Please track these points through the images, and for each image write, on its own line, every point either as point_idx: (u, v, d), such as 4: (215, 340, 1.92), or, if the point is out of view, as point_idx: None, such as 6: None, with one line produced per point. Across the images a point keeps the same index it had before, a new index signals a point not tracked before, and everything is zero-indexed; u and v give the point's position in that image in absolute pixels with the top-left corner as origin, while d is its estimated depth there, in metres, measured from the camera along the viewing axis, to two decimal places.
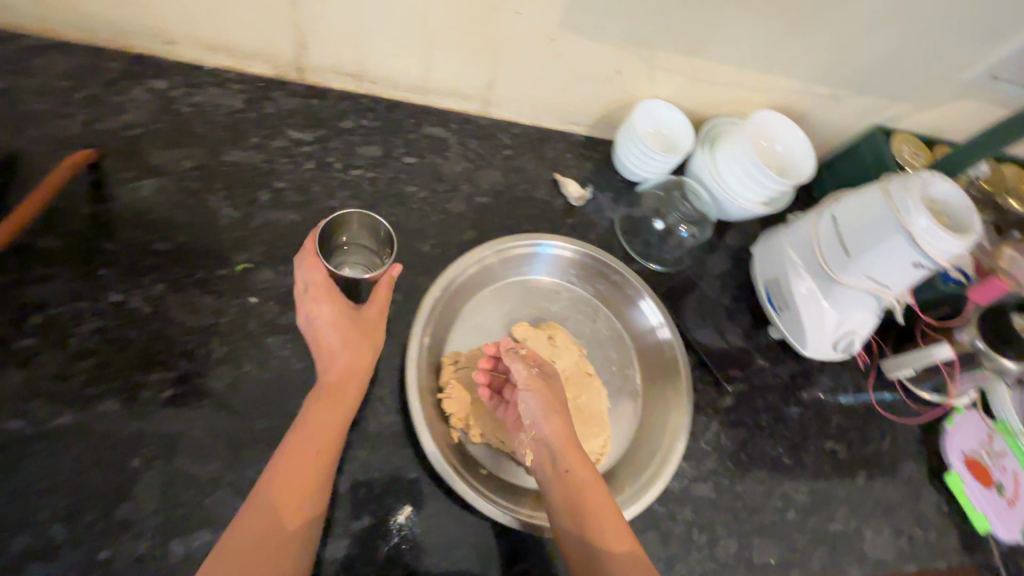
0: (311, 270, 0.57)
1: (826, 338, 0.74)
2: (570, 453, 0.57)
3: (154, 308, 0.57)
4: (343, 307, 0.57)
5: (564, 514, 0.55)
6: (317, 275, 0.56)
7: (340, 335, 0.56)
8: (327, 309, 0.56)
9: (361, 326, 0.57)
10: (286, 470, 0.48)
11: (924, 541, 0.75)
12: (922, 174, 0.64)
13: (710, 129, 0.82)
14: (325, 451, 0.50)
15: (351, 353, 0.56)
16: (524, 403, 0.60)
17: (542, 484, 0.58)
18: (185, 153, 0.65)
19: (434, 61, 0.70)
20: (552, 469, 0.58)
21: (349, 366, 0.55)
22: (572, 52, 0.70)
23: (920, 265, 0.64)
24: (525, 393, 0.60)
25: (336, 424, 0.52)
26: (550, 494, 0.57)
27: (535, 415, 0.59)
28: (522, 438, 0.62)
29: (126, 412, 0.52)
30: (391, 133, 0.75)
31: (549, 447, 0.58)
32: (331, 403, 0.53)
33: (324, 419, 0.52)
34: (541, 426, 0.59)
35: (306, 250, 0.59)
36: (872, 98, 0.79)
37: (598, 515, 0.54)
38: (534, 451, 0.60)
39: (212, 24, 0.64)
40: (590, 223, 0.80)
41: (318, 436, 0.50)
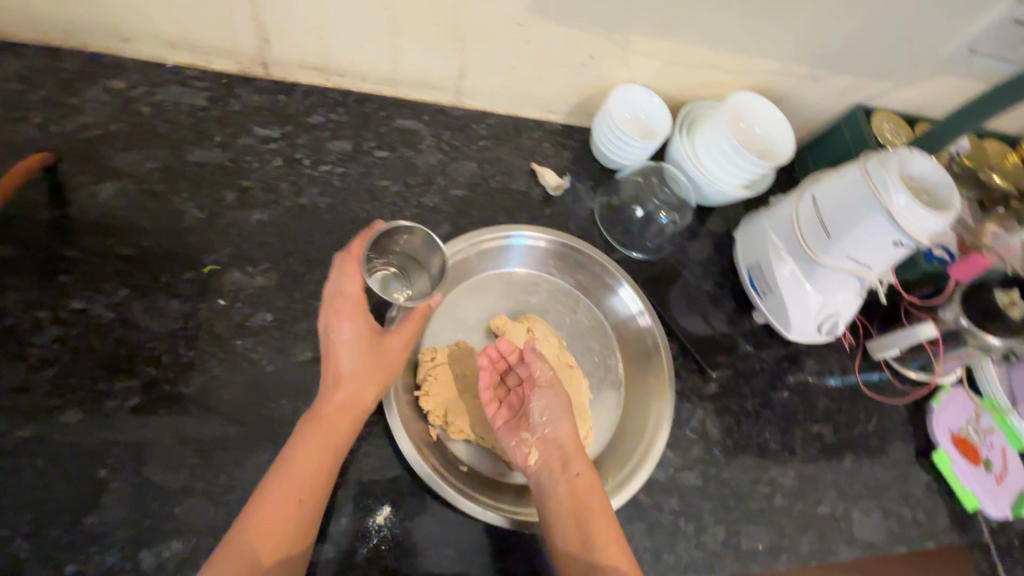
0: (348, 279, 0.55)
1: (809, 320, 0.74)
2: (580, 459, 0.60)
3: (118, 315, 0.56)
4: (368, 331, 0.55)
5: (573, 515, 0.56)
6: (353, 287, 0.54)
7: (358, 362, 0.54)
8: (352, 328, 0.54)
9: (377, 358, 0.55)
10: (270, 512, 0.46)
11: (913, 520, 0.74)
12: (901, 151, 0.63)
13: (688, 112, 0.80)
14: (305, 500, 0.48)
15: (358, 385, 0.54)
16: (545, 402, 0.62)
17: (547, 485, 0.59)
18: (146, 154, 0.64)
19: (402, 51, 0.68)
20: (561, 471, 0.59)
21: (350, 398, 0.53)
22: (542, 38, 0.68)
23: (901, 243, 0.63)
24: (548, 392, 0.63)
25: (326, 460, 0.50)
26: (561, 494, 0.58)
27: (556, 415, 0.62)
28: (524, 437, 0.61)
29: (92, 422, 0.51)
30: (362, 127, 0.73)
31: (562, 449, 0.61)
32: (321, 439, 0.50)
33: (313, 453, 0.49)
34: (558, 426, 0.61)
35: (349, 252, 0.56)
36: (852, 76, 0.78)
37: (601, 522, 0.56)
38: (541, 452, 0.61)
39: (168, 19, 0.62)
40: (568, 213, 0.79)
41: (307, 467, 0.49)
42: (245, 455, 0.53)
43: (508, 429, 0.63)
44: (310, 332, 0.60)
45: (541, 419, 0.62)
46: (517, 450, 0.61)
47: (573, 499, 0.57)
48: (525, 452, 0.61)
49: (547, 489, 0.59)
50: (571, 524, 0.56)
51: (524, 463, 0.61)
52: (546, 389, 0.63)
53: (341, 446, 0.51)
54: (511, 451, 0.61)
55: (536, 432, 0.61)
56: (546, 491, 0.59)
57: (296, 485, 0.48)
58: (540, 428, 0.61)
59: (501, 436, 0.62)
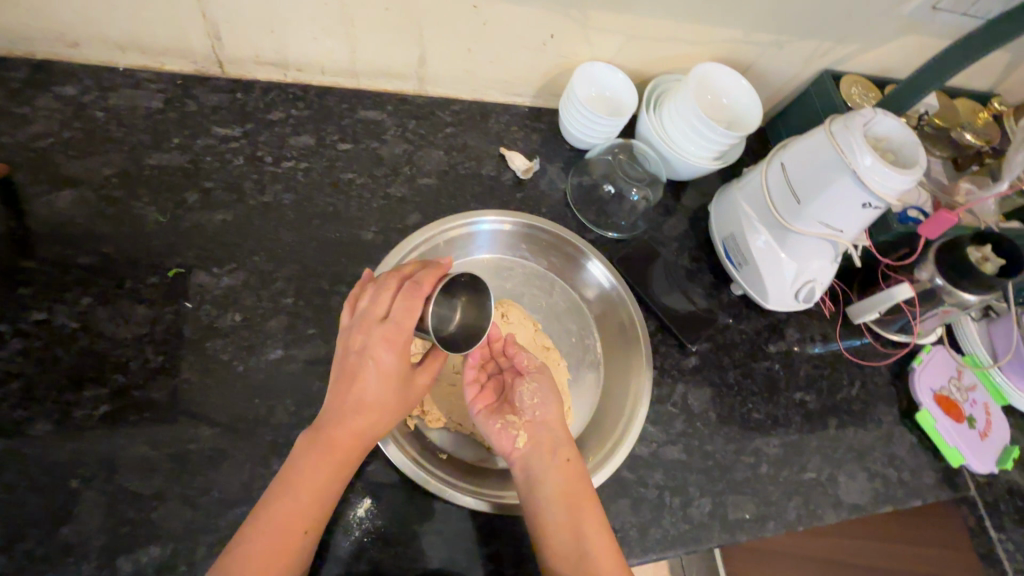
0: (408, 313, 0.50)
1: (784, 289, 0.73)
2: (567, 443, 0.60)
3: (82, 324, 0.55)
4: (403, 366, 0.51)
5: (565, 495, 0.56)
6: (409, 323, 0.50)
7: (384, 394, 0.51)
8: (393, 361, 0.50)
9: (402, 397, 0.52)
10: (271, 538, 0.45)
11: (899, 481, 0.75)
12: (866, 111, 0.63)
13: (655, 86, 0.79)
14: (310, 530, 0.47)
15: (379, 417, 0.51)
16: (536, 384, 0.63)
17: (535, 466, 0.59)
18: (102, 160, 0.63)
19: (358, 42, 0.67)
20: (550, 455, 0.59)
21: (363, 431, 0.50)
22: (498, 18, 0.66)
23: (869, 204, 0.62)
24: (540, 375, 0.63)
25: (330, 485, 0.48)
26: (552, 476, 0.58)
27: (547, 397, 0.62)
28: (511, 420, 0.61)
29: (61, 433, 0.51)
30: (324, 120, 0.72)
31: (552, 431, 0.61)
32: (327, 469, 0.48)
33: (317, 474, 0.48)
34: (549, 408, 0.62)
35: (421, 282, 0.52)
36: (817, 41, 0.77)
37: (591, 504, 0.56)
38: (529, 433, 0.61)
39: (114, 22, 0.61)
40: (540, 195, 0.78)
41: (310, 487, 0.47)
42: (219, 456, 0.53)
43: (492, 413, 0.62)
44: (281, 330, 0.60)
45: (532, 401, 0.62)
46: (503, 433, 0.60)
47: (564, 481, 0.57)
48: (512, 434, 0.60)
49: (535, 471, 0.58)
50: (562, 506, 0.56)
51: (511, 445, 0.60)
52: (539, 372, 0.64)
53: (342, 473, 0.49)
54: (496, 434, 0.61)
55: (525, 414, 0.61)
56: (534, 473, 0.58)
57: (297, 515, 0.46)
58: (530, 411, 0.62)
59: (485, 419, 0.61)
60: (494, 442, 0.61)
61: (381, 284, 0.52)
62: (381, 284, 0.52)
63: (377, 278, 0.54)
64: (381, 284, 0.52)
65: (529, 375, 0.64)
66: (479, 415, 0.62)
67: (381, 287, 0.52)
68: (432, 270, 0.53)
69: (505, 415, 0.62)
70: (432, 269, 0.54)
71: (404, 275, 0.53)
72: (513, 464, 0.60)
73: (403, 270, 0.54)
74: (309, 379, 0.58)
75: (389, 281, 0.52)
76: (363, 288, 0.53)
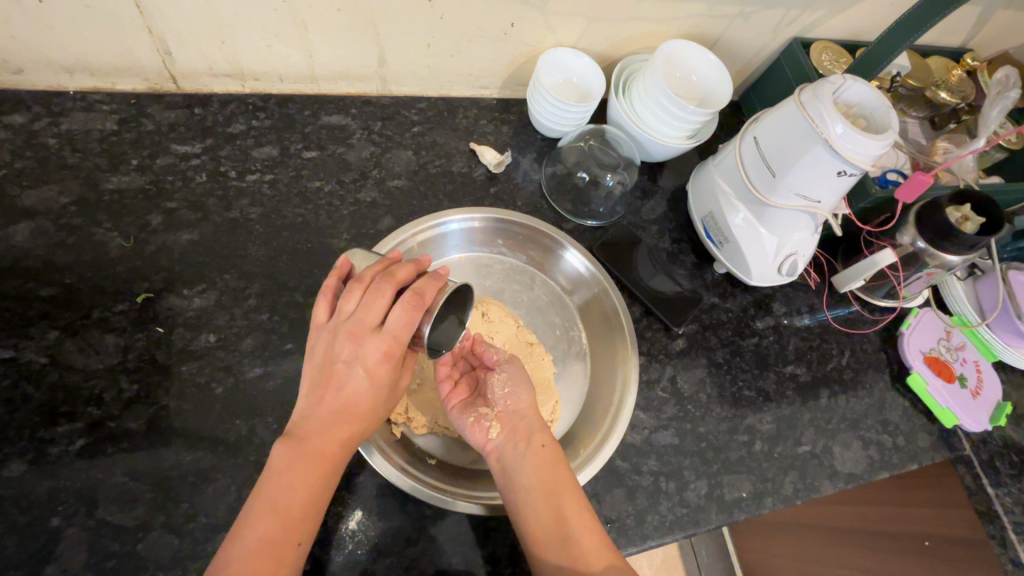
0: (407, 326, 0.49)
1: (766, 264, 0.73)
2: (542, 429, 0.61)
3: (52, 359, 0.54)
4: (394, 375, 0.51)
5: (541, 481, 0.57)
6: (406, 335, 0.49)
7: (373, 403, 0.50)
8: (386, 372, 0.50)
9: (387, 403, 0.52)
10: (261, 552, 0.44)
11: (894, 447, 0.75)
12: (836, 79, 0.61)
13: (623, 69, 0.77)
14: (304, 542, 0.46)
15: (366, 424, 0.50)
16: (507, 375, 0.64)
17: (509, 455, 0.59)
18: (58, 188, 0.61)
19: (314, 46, 0.66)
20: (525, 442, 0.60)
21: (348, 440, 0.49)
22: (456, 11, 0.65)
23: (844, 172, 0.61)
24: (512, 366, 0.64)
25: (317, 494, 0.48)
26: (527, 462, 0.58)
27: (518, 386, 0.63)
28: (485, 412, 0.61)
29: (38, 471, 0.50)
30: (286, 129, 0.71)
31: (525, 418, 0.61)
32: (314, 480, 0.47)
33: (303, 485, 0.47)
34: (521, 397, 0.62)
35: (423, 294, 0.50)
36: (784, 10, 0.75)
37: (569, 486, 0.57)
38: (501, 424, 0.61)
39: (55, 43, 0.59)
40: (514, 188, 0.77)
41: (296, 499, 0.46)
42: (202, 481, 0.52)
43: (466, 408, 0.63)
44: (256, 348, 0.59)
45: (503, 392, 0.62)
46: (476, 426, 0.61)
47: (540, 467, 0.58)
48: (485, 426, 0.61)
49: (511, 460, 0.59)
50: (540, 492, 0.56)
51: (485, 437, 0.61)
52: (510, 363, 0.64)
53: (328, 483, 0.48)
54: (469, 428, 0.61)
55: (498, 406, 0.62)
56: (510, 462, 0.59)
57: (288, 529, 0.45)
58: (502, 400, 0.62)
59: (459, 414, 0.62)
60: (469, 437, 0.62)
61: (372, 288, 0.49)
62: (373, 290, 0.49)
63: (364, 279, 0.50)
64: (372, 289, 0.49)
65: (502, 367, 0.64)
66: (453, 410, 0.63)
67: (374, 293, 0.49)
68: (430, 279, 0.51)
69: (478, 408, 0.62)
70: (430, 277, 0.52)
71: (401, 280, 0.50)
72: (488, 456, 0.60)
73: (396, 273, 0.50)
74: (289, 396, 0.57)
75: (384, 287, 0.49)
76: (347, 288, 0.50)
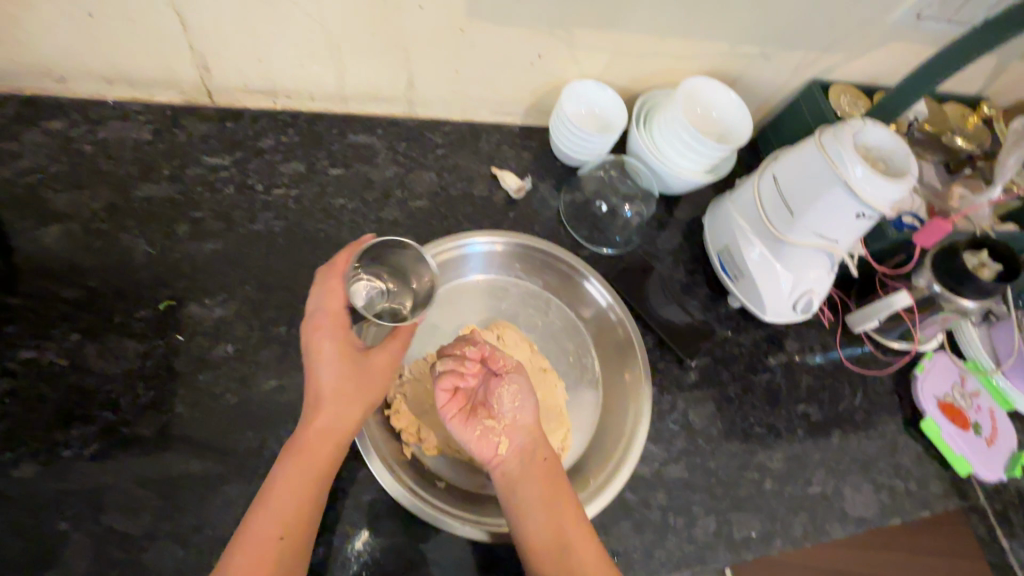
0: (330, 295, 0.53)
1: (782, 300, 0.73)
2: (543, 445, 0.61)
3: (71, 362, 0.54)
4: (347, 348, 0.53)
5: (543, 499, 0.57)
6: (332, 302, 0.53)
7: (336, 380, 0.52)
8: (332, 346, 0.52)
9: (360, 383, 0.53)
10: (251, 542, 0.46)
11: (906, 492, 0.74)
12: (854, 122, 0.63)
13: (643, 103, 0.79)
14: (287, 535, 0.47)
15: (341, 409, 0.52)
16: (515, 387, 0.62)
17: (516, 472, 0.59)
18: (90, 194, 0.63)
19: (346, 67, 0.67)
20: (530, 458, 0.59)
21: (325, 428, 0.51)
22: (484, 41, 0.67)
23: (863, 214, 0.62)
24: (520, 378, 0.62)
25: (303, 488, 0.49)
26: (533, 480, 0.58)
27: (527, 401, 0.62)
28: (490, 426, 0.60)
29: (50, 473, 0.50)
30: (314, 145, 0.72)
31: (531, 433, 0.61)
32: (300, 474, 0.49)
33: (289, 479, 0.49)
34: (529, 412, 0.61)
35: (335, 265, 0.55)
36: (804, 51, 0.77)
37: (570, 504, 0.57)
38: (509, 439, 0.60)
39: (99, 55, 0.61)
40: (533, 214, 0.78)
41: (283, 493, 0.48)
42: (210, 493, 0.52)
43: (469, 419, 0.61)
44: (272, 360, 0.59)
45: (512, 405, 0.61)
46: (484, 440, 0.60)
47: (545, 485, 0.58)
48: (493, 442, 0.60)
49: (516, 477, 0.59)
50: (542, 511, 0.56)
51: (492, 452, 0.60)
52: (518, 375, 0.62)
53: (315, 477, 0.50)
54: (475, 442, 0.60)
55: (504, 419, 0.61)
56: (516, 479, 0.59)
57: (275, 522, 0.47)
58: (509, 414, 0.61)
59: (463, 427, 0.60)
60: (474, 449, 0.60)
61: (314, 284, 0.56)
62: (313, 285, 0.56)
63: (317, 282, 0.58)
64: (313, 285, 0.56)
65: (508, 377, 0.62)
66: (454, 421, 0.60)
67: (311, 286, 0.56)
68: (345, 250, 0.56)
69: (483, 420, 0.61)
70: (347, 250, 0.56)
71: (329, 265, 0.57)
72: (493, 470, 0.60)
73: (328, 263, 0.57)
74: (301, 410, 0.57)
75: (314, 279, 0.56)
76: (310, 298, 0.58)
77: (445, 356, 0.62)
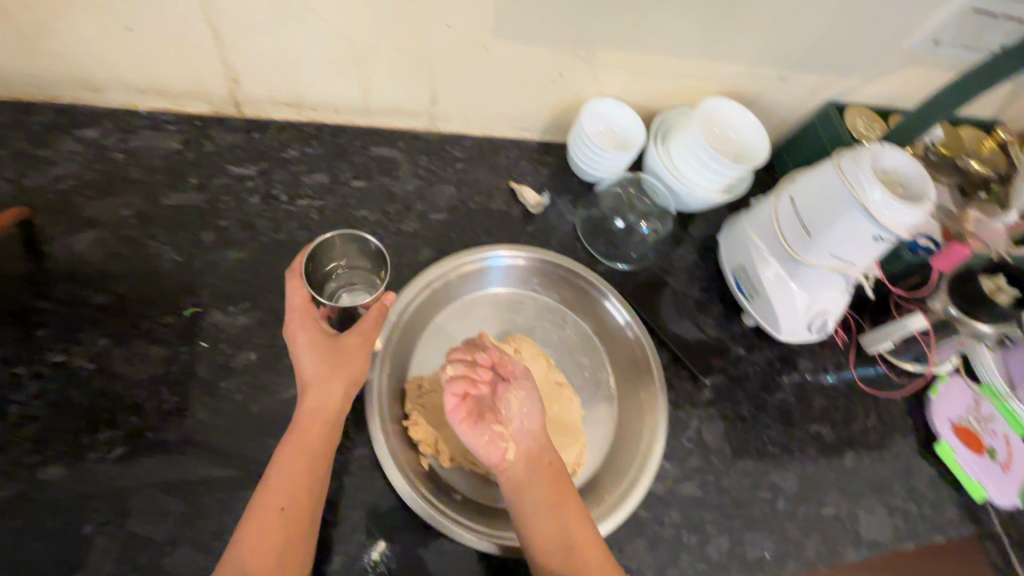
0: (294, 294, 0.55)
1: (798, 320, 0.73)
2: (549, 450, 0.61)
3: (99, 366, 0.55)
4: (320, 336, 0.55)
5: (551, 505, 0.57)
6: (297, 298, 0.55)
7: (314, 366, 0.54)
8: (305, 336, 0.55)
9: (338, 365, 0.54)
10: (257, 518, 0.48)
11: (920, 516, 0.73)
12: (872, 146, 0.63)
13: (660, 123, 0.81)
14: (287, 508, 0.49)
15: (323, 390, 0.54)
16: (523, 393, 0.61)
17: (523, 478, 0.59)
18: (121, 201, 0.64)
19: (372, 82, 0.69)
20: (537, 463, 0.59)
21: (311, 406, 0.54)
22: (507, 59, 0.68)
23: (880, 237, 0.62)
24: (528, 383, 0.62)
25: (301, 464, 0.51)
26: (540, 486, 0.58)
27: (535, 406, 0.61)
28: (498, 431, 0.59)
29: (76, 476, 0.51)
30: (337, 158, 0.74)
31: (538, 439, 0.60)
32: (296, 452, 0.51)
33: (288, 456, 0.51)
34: (537, 417, 0.61)
35: (293, 266, 0.56)
36: (821, 74, 0.78)
37: (577, 509, 0.58)
38: (517, 444, 0.59)
39: (134, 66, 0.62)
40: (550, 228, 0.79)
41: (283, 471, 0.50)
42: (231, 499, 0.52)
43: (476, 424, 0.59)
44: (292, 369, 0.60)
45: (520, 411, 0.60)
46: (492, 445, 0.58)
47: (552, 491, 0.58)
48: (501, 447, 0.59)
49: (524, 483, 0.58)
50: (550, 517, 0.57)
51: (500, 457, 0.59)
52: (526, 381, 0.62)
53: (312, 453, 0.52)
54: (484, 447, 0.58)
55: (512, 424, 0.60)
56: (523, 485, 0.58)
57: (277, 494, 0.49)
58: (517, 420, 0.60)
59: (471, 432, 0.58)
60: (481, 454, 0.59)
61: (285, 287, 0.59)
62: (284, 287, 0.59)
63: None
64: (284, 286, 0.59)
65: (515, 383, 0.62)
66: (462, 426, 0.58)
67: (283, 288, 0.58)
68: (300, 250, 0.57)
69: (490, 424, 0.59)
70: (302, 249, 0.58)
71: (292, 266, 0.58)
72: (499, 475, 0.59)
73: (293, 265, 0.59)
74: None
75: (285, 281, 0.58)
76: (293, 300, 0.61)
77: (456, 362, 0.62)
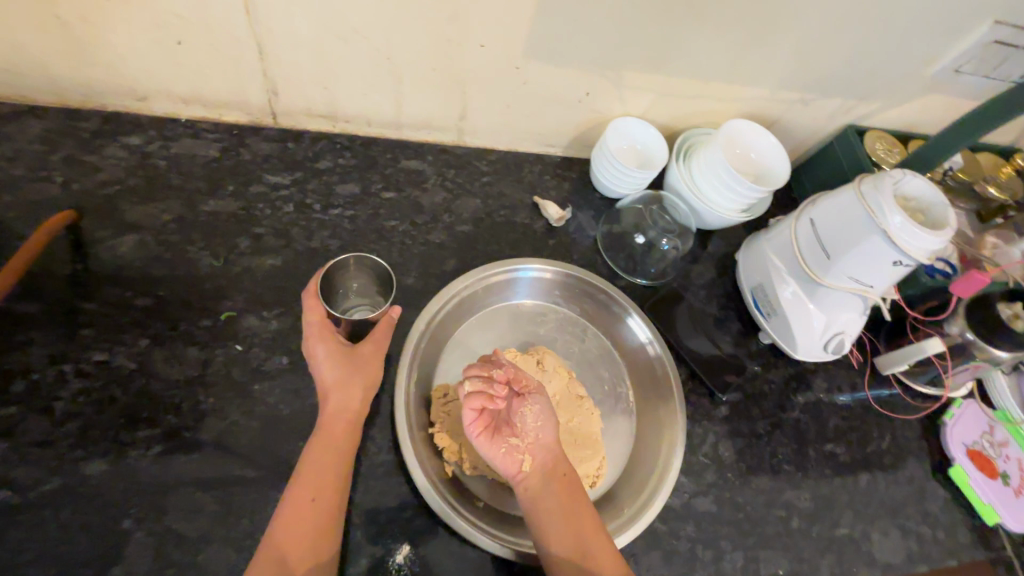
0: (310, 310, 0.58)
1: (816, 340, 0.74)
2: (563, 460, 0.62)
3: (139, 366, 0.57)
4: (338, 346, 0.57)
5: (565, 514, 0.58)
6: (313, 314, 0.57)
7: (335, 371, 0.56)
8: (321, 348, 0.57)
9: (357, 371, 0.57)
10: (290, 507, 0.50)
11: (933, 539, 0.74)
12: (893, 172, 0.65)
13: (684, 141, 0.82)
14: (319, 497, 0.51)
15: (343, 393, 0.56)
16: (537, 406, 0.63)
17: (538, 489, 0.60)
18: (162, 207, 0.66)
19: (405, 98, 0.71)
20: (551, 474, 0.61)
21: (334, 406, 0.56)
22: (537, 78, 0.70)
23: (898, 261, 0.63)
24: (542, 397, 0.64)
25: (332, 458, 0.53)
26: (555, 496, 0.60)
27: (548, 419, 0.63)
28: (514, 444, 0.61)
29: (117, 473, 0.52)
30: (367, 169, 0.76)
31: (552, 451, 0.62)
32: (325, 448, 0.53)
33: (319, 449, 0.53)
34: (550, 430, 0.63)
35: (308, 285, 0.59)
36: (842, 99, 0.79)
37: (591, 517, 0.59)
38: (531, 456, 0.61)
39: (180, 77, 0.65)
40: (571, 242, 0.81)
41: (315, 463, 0.52)
42: (263, 500, 0.54)
43: (493, 437, 0.61)
44: None
45: (534, 424, 0.62)
46: (509, 457, 0.60)
47: (566, 500, 0.59)
48: (517, 459, 0.60)
49: (539, 493, 0.60)
50: (564, 524, 0.58)
51: (516, 469, 0.60)
52: (540, 395, 0.64)
53: (339, 447, 0.54)
54: (501, 458, 0.60)
55: (527, 437, 0.62)
56: (538, 495, 0.60)
57: (310, 484, 0.51)
58: (532, 432, 0.62)
59: (489, 444, 0.60)
60: (498, 466, 0.60)
61: None
62: None
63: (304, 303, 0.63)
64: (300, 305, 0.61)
65: (530, 397, 0.64)
66: (478, 439, 0.60)
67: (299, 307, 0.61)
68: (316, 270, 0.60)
69: (506, 437, 0.61)
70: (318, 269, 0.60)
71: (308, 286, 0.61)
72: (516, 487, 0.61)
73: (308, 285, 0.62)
74: None
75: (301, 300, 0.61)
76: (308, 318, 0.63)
77: (472, 377, 0.62)
